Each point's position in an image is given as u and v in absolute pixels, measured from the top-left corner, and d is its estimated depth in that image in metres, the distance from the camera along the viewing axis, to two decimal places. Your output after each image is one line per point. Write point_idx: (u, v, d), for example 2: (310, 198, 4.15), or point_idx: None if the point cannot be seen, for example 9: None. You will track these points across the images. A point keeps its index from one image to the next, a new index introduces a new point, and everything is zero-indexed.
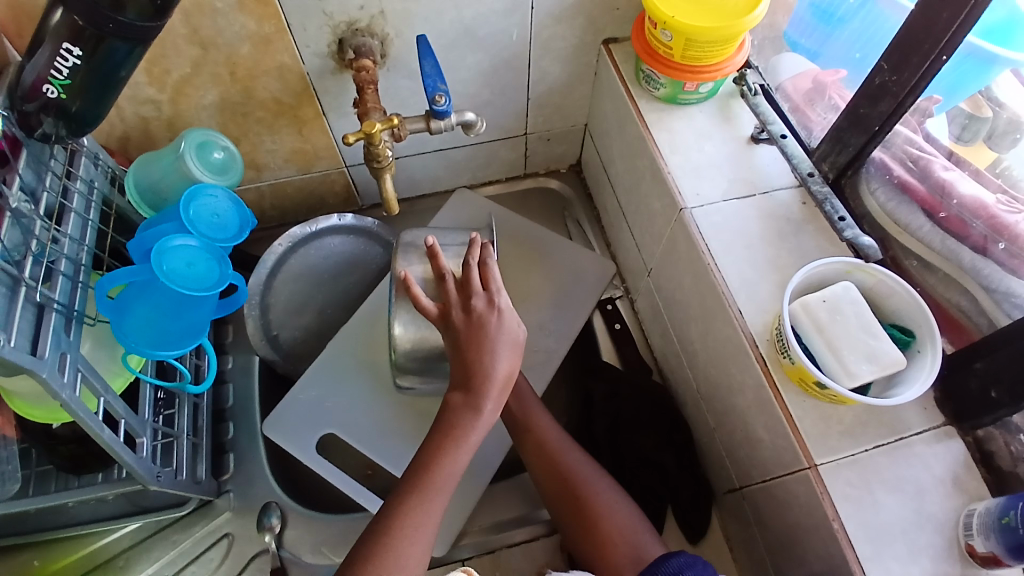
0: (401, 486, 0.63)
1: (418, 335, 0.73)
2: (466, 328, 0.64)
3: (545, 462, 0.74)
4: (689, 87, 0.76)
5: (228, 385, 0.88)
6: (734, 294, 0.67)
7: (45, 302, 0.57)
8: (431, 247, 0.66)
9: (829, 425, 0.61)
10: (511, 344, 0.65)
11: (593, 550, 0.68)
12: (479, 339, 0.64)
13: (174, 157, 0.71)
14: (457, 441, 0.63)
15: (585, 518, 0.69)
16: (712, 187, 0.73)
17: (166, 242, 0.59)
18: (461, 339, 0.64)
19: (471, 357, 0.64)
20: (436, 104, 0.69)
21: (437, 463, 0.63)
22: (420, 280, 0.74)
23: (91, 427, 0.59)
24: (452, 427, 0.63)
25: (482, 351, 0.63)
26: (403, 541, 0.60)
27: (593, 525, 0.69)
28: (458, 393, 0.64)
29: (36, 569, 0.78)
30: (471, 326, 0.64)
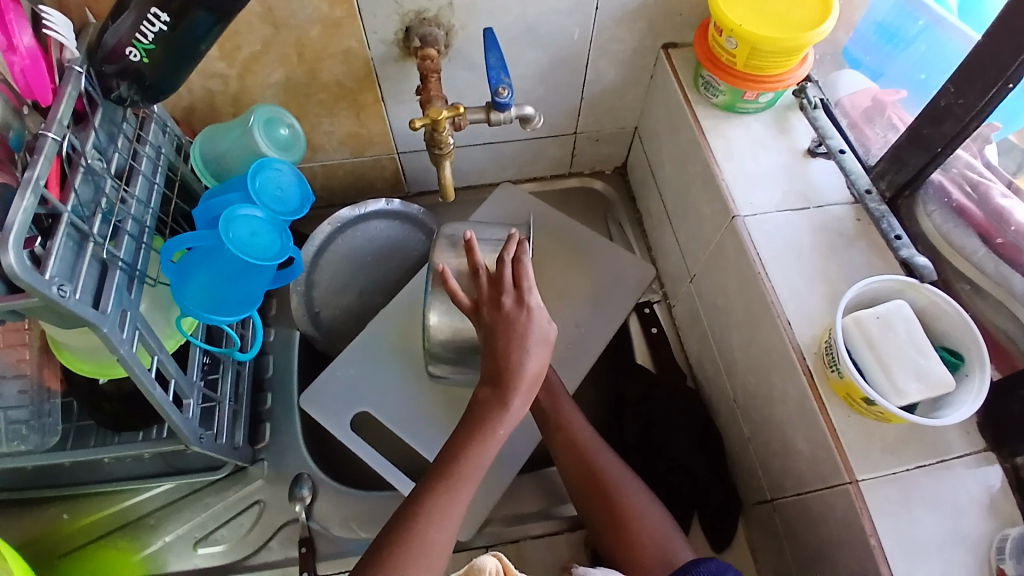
0: (437, 468, 0.64)
1: (453, 327, 0.74)
2: (497, 323, 0.65)
3: (574, 458, 0.75)
4: (749, 96, 0.77)
5: (269, 357, 0.90)
6: (783, 304, 0.67)
7: (110, 259, 0.59)
8: (468, 240, 0.66)
9: (871, 441, 0.60)
10: (541, 341, 0.65)
11: (620, 546, 0.68)
12: (510, 335, 0.64)
13: (243, 129, 0.72)
14: (487, 438, 0.64)
15: (612, 515, 0.70)
16: (766, 196, 0.74)
17: (233, 211, 0.60)
18: (493, 334, 0.65)
19: (501, 352, 0.64)
20: (499, 95, 0.69)
21: (472, 448, 0.64)
22: (455, 272, 0.75)
23: (144, 384, 0.61)
24: (485, 415, 0.64)
25: (512, 347, 0.64)
26: (427, 524, 0.61)
27: (620, 522, 0.69)
28: (487, 388, 0.65)
29: (66, 522, 0.81)
30: (500, 321, 0.65)
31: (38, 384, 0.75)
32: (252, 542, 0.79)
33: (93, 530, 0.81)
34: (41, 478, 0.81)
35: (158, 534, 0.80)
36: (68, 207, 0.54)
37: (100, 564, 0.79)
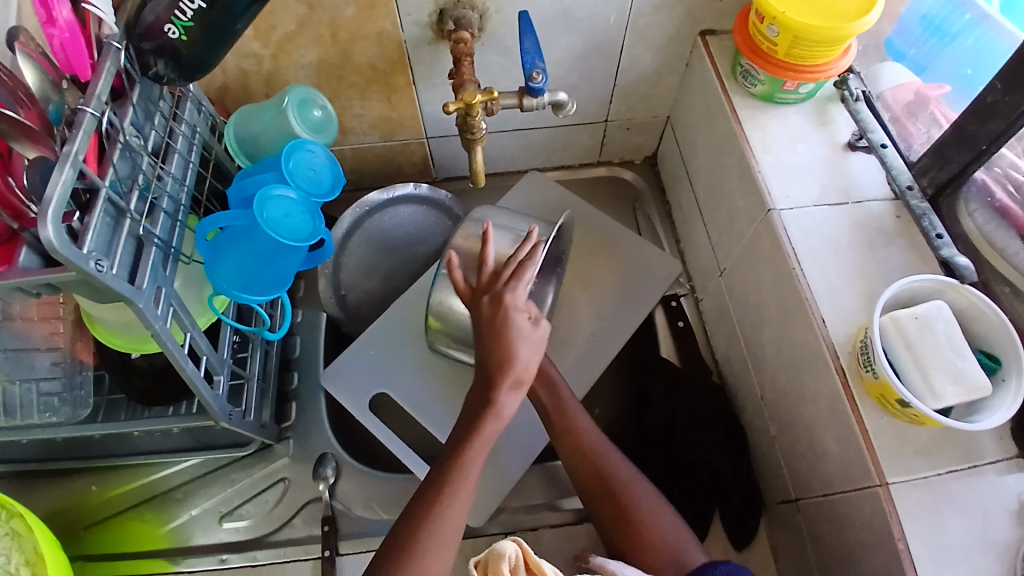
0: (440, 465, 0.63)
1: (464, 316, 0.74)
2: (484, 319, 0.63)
3: (584, 460, 0.72)
4: (789, 86, 0.75)
5: (296, 337, 0.91)
6: (818, 300, 0.66)
7: (146, 236, 0.60)
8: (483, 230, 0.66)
9: (904, 443, 0.59)
10: (530, 338, 0.62)
11: (623, 537, 0.67)
12: (494, 331, 0.62)
13: (277, 110, 0.72)
14: (488, 438, 0.62)
15: (617, 504, 0.69)
16: (804, 190, 0.72)
17: (267, 191, 0.61)
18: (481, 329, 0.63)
19: (487, 349, 0.62)
20: (533, 81, 0.68)
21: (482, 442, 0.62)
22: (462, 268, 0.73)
23: (177, 359, 0.61)
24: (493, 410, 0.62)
25: (495, 342, 0.61)
26: (417, 525, 0.60)
27: (624, 511, 0.68)
28: (477, 389, 0.63)
29: (95, 493, 0.84)
30: (485, 317, 0.63)
31: (70, 357, 0.76)
32: (276, 518, 0.80)
33: (123, 501, 0.83)
34: (72, 450, 0.83)
35: (184, 507, 0.82)
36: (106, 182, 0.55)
37: (128, 535, 0.81)
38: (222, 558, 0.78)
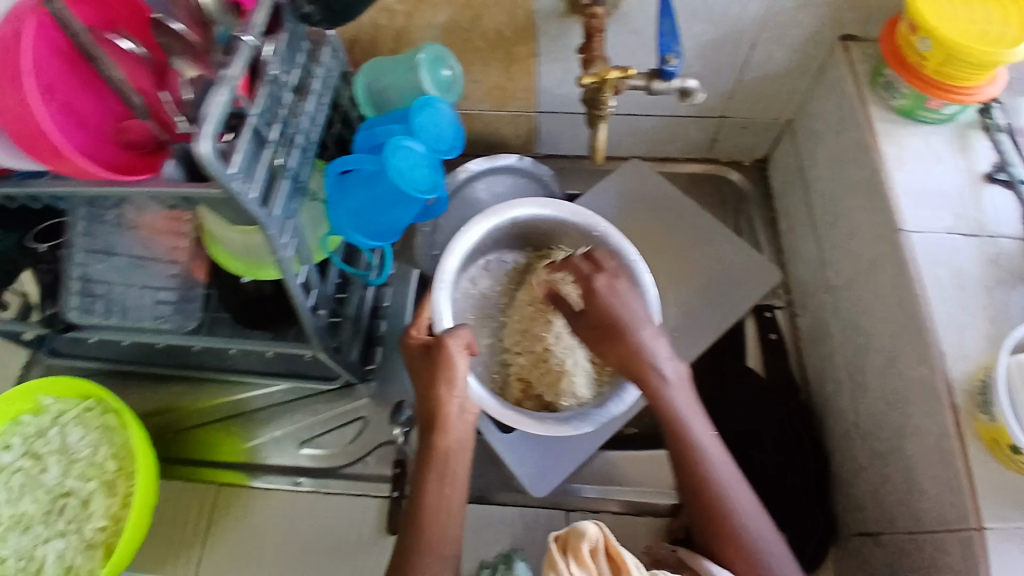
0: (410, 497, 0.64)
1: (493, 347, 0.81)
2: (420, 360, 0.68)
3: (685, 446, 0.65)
4: (933, 104, 0.71)
5: (389, 289, 0.94)
6: (941, 331, 0.63)
7: (281, 167, 0.62)
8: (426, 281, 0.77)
9: (1009, 492, 0.56)
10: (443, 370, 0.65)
11: (704, 528, 0.62)
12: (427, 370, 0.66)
13: (409, 66, 0.74)
14: (443, 466, 0.63)
15: (697, 494, 0.63)
16: (938, 217, 0.69)
17: (398, 141, 0.63)
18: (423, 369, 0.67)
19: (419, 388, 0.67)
20: (666, 63, 0.67)
21: (431, 438, 0.64)
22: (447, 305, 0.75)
23: (293, 288, 0.65)
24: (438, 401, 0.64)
25: (430, 382, 0.65)
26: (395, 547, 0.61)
27: (708, 503, 0.62)
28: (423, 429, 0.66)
29: (187, 402, 0.89)
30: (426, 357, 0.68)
31: (186, 273, 0.77)
32: (352, 453, 0.85)
33: (210, 413, 0.88)
34: (171, 358, 0.88)
35: (269, 428, 0.87)
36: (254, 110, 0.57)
37: (210, 445, 0.86)
38: (297, 480, 0.83)
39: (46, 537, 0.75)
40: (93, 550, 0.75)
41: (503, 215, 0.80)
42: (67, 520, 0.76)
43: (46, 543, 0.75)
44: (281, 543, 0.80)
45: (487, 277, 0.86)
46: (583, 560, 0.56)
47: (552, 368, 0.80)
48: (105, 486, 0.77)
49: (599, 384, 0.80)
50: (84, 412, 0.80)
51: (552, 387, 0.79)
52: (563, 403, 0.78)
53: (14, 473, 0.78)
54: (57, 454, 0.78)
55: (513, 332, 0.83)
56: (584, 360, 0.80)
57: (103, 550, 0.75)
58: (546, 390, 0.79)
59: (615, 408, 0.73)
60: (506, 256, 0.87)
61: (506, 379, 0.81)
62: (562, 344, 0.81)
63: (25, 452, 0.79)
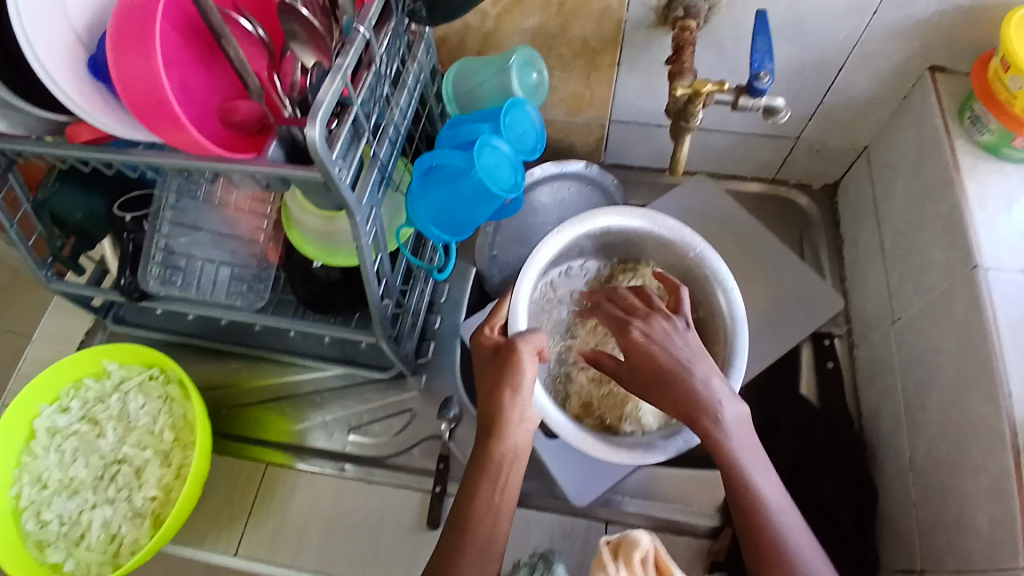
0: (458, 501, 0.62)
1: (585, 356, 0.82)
2: (489, 362, 0.68)
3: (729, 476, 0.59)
4: (1018, 143, 0.70)
5: (445, 285, 0.95)
6: (1009, 371, 0.61)
7: (372, 157, 0.64)
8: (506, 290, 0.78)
9: None
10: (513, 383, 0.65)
11: (764, 575, 0.55)
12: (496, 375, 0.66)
13: (500, 68, 0.75)
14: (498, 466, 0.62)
15: (752, 533, 0.56)
16: (1018, 256, 0.67)
17: (488, 141, 0.65)
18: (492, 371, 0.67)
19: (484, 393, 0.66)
20: (757, 80, 0.66)
21: (488, 445, 0.63)
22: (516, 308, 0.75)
23: (369, 275, 0.65)
24: (499, 409, 0.63)
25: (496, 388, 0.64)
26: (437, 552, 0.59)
27: (766, 545, 0.55)
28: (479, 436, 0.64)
29: (242, 379, 0.90)
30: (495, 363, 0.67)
31: (261, 254, 0.81)
32: (398, 444, 0.85)
33: (263, 391, 0.89)
34: (232, 335, 0.91)
35: (319, 412, 0.87)
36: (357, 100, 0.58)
37: (259, 424, 0.87)
38: (342, 466, 0.84)
39: (95, 502, 0.77)
40: (141, 519, 0.76)
41: (588, 223, 0.80)
42: (117, 488, 0.78)
43: (94, 509, 0.76)
44: (319, 531, 0.80)
45: (566, 284, 0.86)
46: (632, 565, 0.55)
47: (617, 392, 0.79)
48: (160, 455, 0.79)
49: (667, 415, 0.78)
50: (146, 380, 0.81)
51: (615, 411, 0.79)
52: (624, 427, 0.78)
53: (70, 435, 0.80)
54: (115, 420, 0.80)
55: (584, 344, 0.83)
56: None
57: (151, 520, 0.76)
58: (609, 413, 0.79)
59: (673, 450, 0.70)
60: (589, 264, 0.87)
61: (572, 390, 0.82)
62: None
63: (82, 416, 0.80)
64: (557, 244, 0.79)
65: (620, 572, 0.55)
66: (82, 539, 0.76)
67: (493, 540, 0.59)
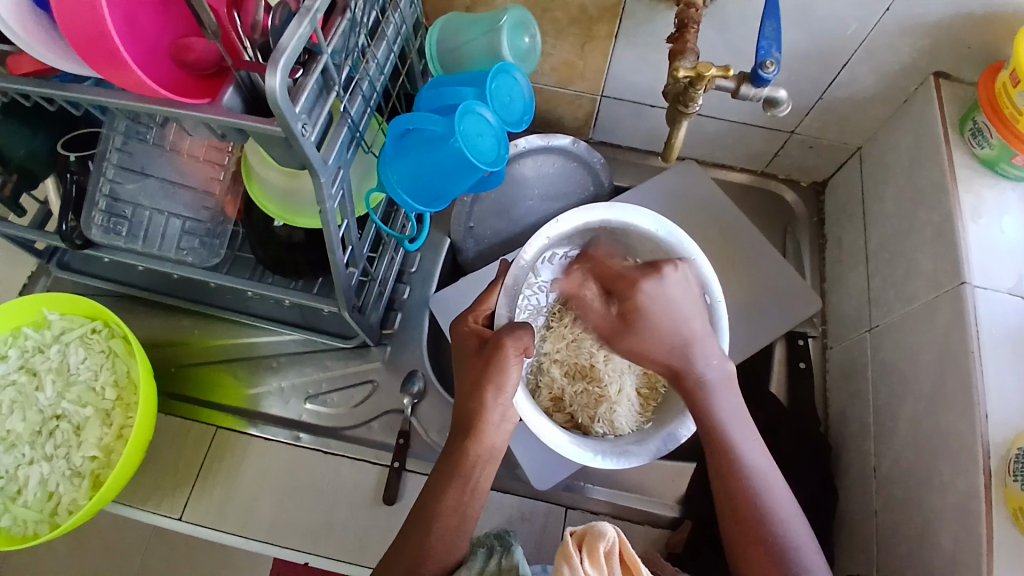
0: (427, 505, 0.61)
1: (563, 349, 0.80)
2: (474, 357, 0.65)
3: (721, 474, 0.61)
4: (1018, 159, 0.67)
5: (417, 254, 0.91)
6: (986, 394, 0.60)
7: (343, 114, 0.59)
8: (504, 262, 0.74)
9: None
10: (497, 385, 0.63)
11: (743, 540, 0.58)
12: (480, 373, 0.63)
13: (489, 28, 0.69)
14: (469, 471, 0.62)
15: (732, 498, 0.60)
16: (1005, 273, 0.66)
17: (470, 106, 0.60)
18: (474, 371, 0.64)
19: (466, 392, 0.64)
20: (763, 69, 0.62)
21: (462, 446, 0.63)
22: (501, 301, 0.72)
23: (332, 242, 0.61)
24: (480, 407, 0.62)
25: (476, 389, 0.63)
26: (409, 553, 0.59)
27: (743, 507, 0.59)
28: (458, 436, 0.63)
29: (195, 337, 0.86)
30: (479, 359, 0.64)
31: (218, 207, 0.77)
32: (358, 416, 0.82)
33: (217, 352, 0.85)
34: (187, 291, 0.86)
35: (275, 376, 0.84)
36: (327, 48, 0.53)
37: (211, 386, 0.83)
38: (297, 435, 0.80)
39: (32, 458, 0.73)
40: (80, 479, 0.72)
41: (591, 214, 0.74)
42: (56, 445, 0.73)
43: (32, 465, 0.72)
44: (271, 501, 0.77)
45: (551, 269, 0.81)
46: (597, 558, 0.54)
47: (592, 391, 0.78)
48: (100, 414, 0.74)
49: (641, 419, 0.76)
50: (88, 334, 0.76)
51: (588, 410, 0.78)
52: (596, 428, 0.76)
53: (9, 385, 0.75)
54: (55, 373, 0.75)
55: (561, 336, 0.81)
56: (628, 388, 0.77)
57: (90, 480, 0.72)
58: (581, 412, 0.78)
59: (649, 454, 0.69)
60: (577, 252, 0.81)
61: (544, 382, 0.80)
62: (610, 366, 0.78)
63: (21, 366, 0.75)
64: (556, 231, 0.75)
65: (585, 566, 0.53)
66: (18, 495, 0.71)
67: (453, 544, 0.60)
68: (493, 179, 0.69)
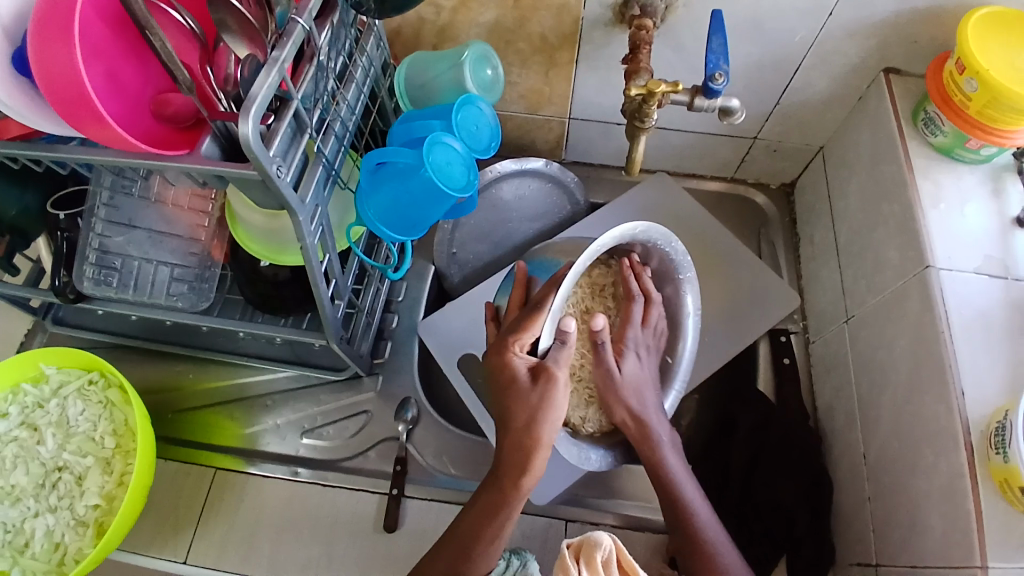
0: (468, 533, 0.65)
1: None
2: (527, 397, 0.64)
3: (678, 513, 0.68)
4: (972, 144, 0.71)
5: (403, 283, 0.94)
6: (961, 373, 0.62)
7: (317, 154, 0.62)
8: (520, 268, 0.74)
9: (1013, 535, 0.56)
10: (548, 420, 0.64)
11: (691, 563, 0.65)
12: (532, 411, 0.64)
13: (453, 62, 0.73)
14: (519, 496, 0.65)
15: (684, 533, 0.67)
16: (967, 255, 0.68)
17: (436, 137, 0.63)
18: (527, 409, 0.64)
19: (516, 423, 0.64)
20: (712, 81, 0.66)
21: (515, 481, 0.65)
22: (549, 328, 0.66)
23: (315, 277, 0.63)
24: (534, 442, 0.64)
25: (528, 423, 0.64)
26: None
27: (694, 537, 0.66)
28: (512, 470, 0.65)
29: (190, 380, 0.88)
30: (529, 397, 0.64)
31: (205, 251, 0.79)
32: (354, 446, 0.83)
33: (213, 394, 0.87)
34: (180, 337, 0.88)
35: (271, 415, 0.85)
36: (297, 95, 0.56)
37: (208, 428, 0.85)
38: (295, 470, 0.81)
39: (36, 511, 0.74)
40: (84, 528, 0.73)
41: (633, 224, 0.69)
42: (59, 496, 0.74)
43: (37, 518, 0.73)
44: (274, 538, 0.78)
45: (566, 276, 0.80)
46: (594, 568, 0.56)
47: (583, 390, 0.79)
48: (101, 463, 0.75)
49: None
50: (85, 385, 0.78)
51: (578, 410, 0.78)
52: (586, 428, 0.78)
53: (10, 441, 0.76)
54: (54, 427, 0.76)
55: None
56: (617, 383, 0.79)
57: (95, 529, 0.73)
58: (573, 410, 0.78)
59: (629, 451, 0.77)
60: None
61: None
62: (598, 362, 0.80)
63: (21, 422, 0.77)
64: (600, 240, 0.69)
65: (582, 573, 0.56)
66: (26, 547, 0.73)
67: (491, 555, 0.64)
68: (464, 203, 0.72)
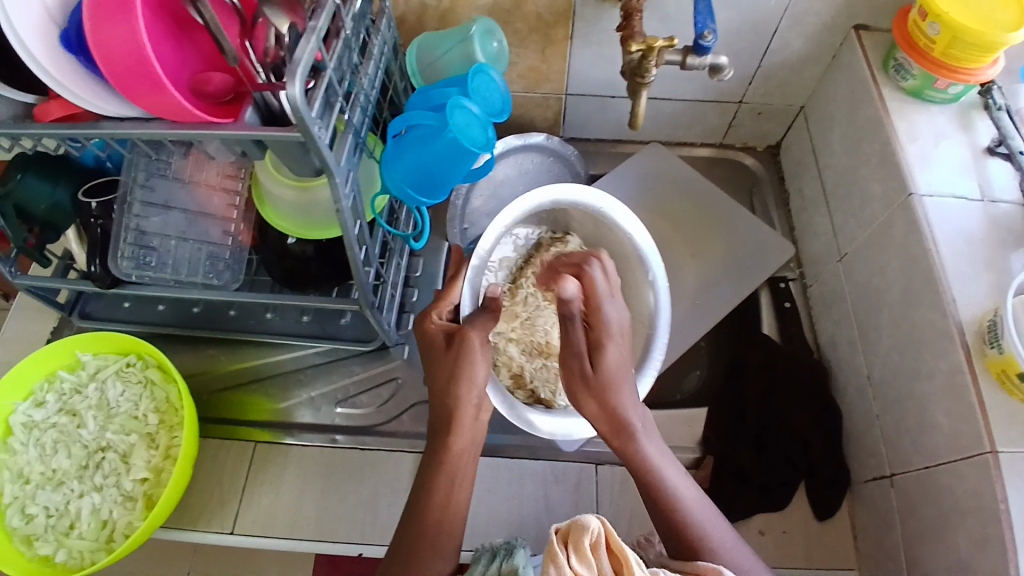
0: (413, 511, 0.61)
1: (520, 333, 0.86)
2: (445, 354, 0.66)
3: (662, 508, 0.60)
4: (940, 84, 0.77)
5: (420, 259, 0.98)
6: (951, 284, 0.68)
7: (346, 123, 0.67)
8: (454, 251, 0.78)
9: (1017, 421, 0.61)
10: (469, 376, 0.65)
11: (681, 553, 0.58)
12: (453, 369, 0.65)
13: (461, 38, 0.78)
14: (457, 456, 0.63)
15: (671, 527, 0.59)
16: (946, 181, 0.74)
17: (457, 101, 0.68)
18: (449, 367, 0.65)
19: (442, 382, 0.65)
20: (703, 39, 0.72)
21: (444, 441, 0.64)
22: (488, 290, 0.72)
23: (352, 239, 0.67)
24: (455, 400, 0.64)
25: (454, 377, 0.65)
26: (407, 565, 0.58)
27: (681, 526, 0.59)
28: (438, 435, 0.64)
29: (222, 363, 0.91)
30: (449, 355, 0.66)
31: (233, 234, 0.83)
32: (386, 412, 0.87)
33: (246, 374, 0.90)
34: (210, 323, 0.91)
35: (304, 389, 0.88)
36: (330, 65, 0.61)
37: (243, 407, 0.88)
38: (333, 437, 0.85)
39: (81, 491, 0.76)
40: (133, 502, 0.76)
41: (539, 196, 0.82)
42: (105, 474, 0.76)
43: (83, 497, 0.75)
44: (317, 502, 0.80)
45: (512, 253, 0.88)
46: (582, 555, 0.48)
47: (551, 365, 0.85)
48: (145, 439, 0.78)
49: None
50: (123, 367, 0.80)
51: (549, 384, 0.84)
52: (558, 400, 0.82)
53: (49, 427, 0.78)
54: (95, 409, 0.79)
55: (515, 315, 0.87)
56: None
57: (144, 502, 0.75)
58: (544, 386, 0.83)
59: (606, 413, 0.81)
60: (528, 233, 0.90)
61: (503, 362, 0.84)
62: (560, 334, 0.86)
63: (60, 409, 0.79)
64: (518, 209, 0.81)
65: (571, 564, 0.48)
66: (72, 528, 0.74)
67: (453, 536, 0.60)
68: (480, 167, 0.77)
